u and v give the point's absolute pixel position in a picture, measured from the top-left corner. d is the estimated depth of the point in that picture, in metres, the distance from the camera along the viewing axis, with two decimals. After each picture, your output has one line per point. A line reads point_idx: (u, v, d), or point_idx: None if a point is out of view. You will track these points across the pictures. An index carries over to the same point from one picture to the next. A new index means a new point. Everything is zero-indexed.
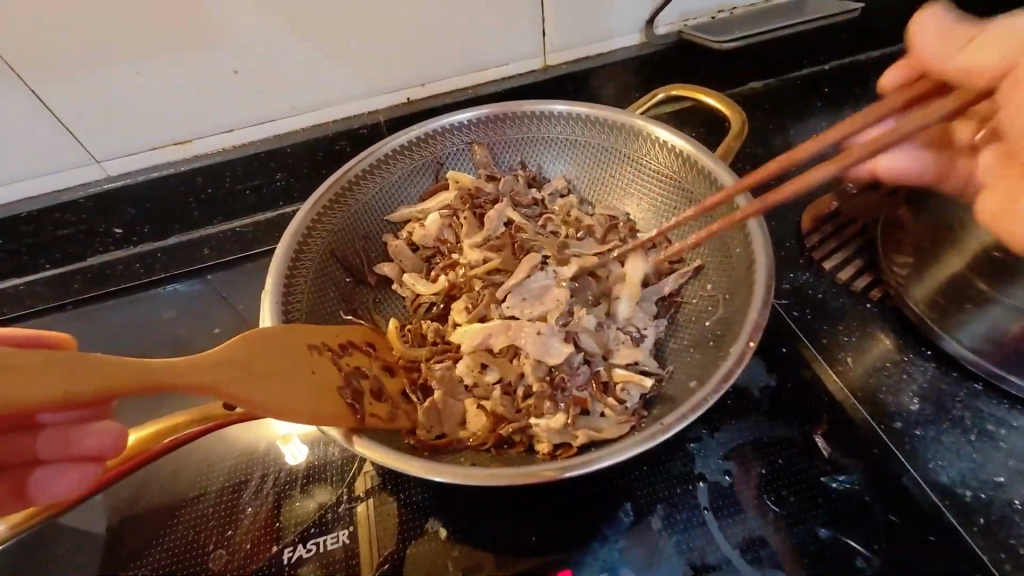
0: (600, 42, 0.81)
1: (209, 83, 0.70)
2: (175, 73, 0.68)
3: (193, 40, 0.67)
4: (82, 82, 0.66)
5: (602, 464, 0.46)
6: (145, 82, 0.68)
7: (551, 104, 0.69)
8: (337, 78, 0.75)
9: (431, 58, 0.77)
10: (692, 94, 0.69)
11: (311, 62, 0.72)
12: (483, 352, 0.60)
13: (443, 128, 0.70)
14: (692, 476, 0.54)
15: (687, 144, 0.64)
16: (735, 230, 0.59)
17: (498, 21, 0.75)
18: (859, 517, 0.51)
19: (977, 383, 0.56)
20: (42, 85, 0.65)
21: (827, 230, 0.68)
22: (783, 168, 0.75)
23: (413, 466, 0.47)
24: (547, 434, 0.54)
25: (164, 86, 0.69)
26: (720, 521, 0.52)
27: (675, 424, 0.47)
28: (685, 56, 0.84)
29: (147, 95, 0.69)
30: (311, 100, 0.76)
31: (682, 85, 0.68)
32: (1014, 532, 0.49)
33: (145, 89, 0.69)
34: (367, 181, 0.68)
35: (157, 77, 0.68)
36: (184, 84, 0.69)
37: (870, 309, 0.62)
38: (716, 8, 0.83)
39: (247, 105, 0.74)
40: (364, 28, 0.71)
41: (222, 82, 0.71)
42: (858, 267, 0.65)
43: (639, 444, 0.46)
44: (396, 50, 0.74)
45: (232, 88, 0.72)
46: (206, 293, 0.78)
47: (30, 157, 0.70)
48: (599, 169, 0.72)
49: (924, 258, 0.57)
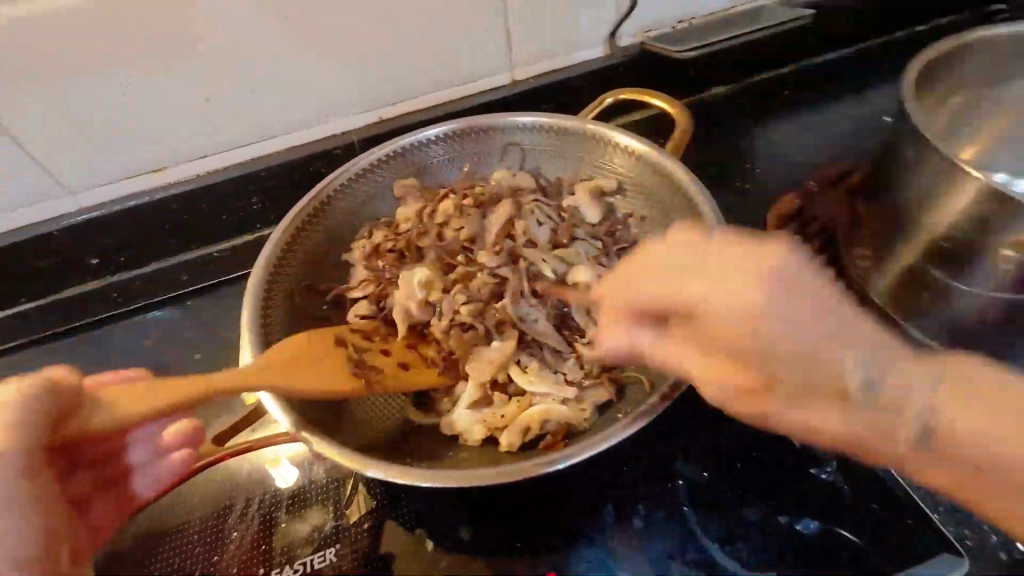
0: (567, 55, 0.84)
1: (210, 78, 0.70)
2: (173, 72, 0.68)
3: (202, 35, 0.67)
4: (79, 81, 0.66)
5: (570, 462, 0.46)
6: (144, 78, 0.68)
7: (515, 116, 0.70)
8: (327, 83, 0.76)
9: (416, 65, 0.78)
10: (640, 97, 0.72)
11: (316, 60, 0.73)
12: (456, 322, 0.60)
13: (410, 145, 0.71)
14: (671, 475, 0.55)
15: (641, 144, 0.66)
16: (692, 217, 0.61)
17: (495, 22, 0.77)
18: (818, 511, 0.52)
19: None
20: (33, 83, 0.64)
21: (791, 228, 0.72)
22: (746, 170, 0.81)
23: (386, 471, 0.47)
24: (517, 430, 0.53)
25: (163, 83, 0.69)
26: (700, 516, 0.53)
27: (635, 421, 0.48)
28: (650, 65, 0.87)
29: (149, 94, 0.69)
30: (303, 105, 0.76)
31: (629, 89, 0.70)
32: (974, 509, 0.51)
33: (144, 84, 0.68)
34: (338, 203, 0.69)
35: (155, 77, 0.68)
36: (183, 80, 0.69)
37: (835, 302, 0.66)
38: (676, 18, 0.86)
39: (242, 106, 0.74)
40: (361, 24, 0.72)
41: (222, 83, 0.71)
42: (823, 263, 0.68)
43: (604, 440, 0.47)
44: (370, 56, 0.75)
45: (228, 89, 0.72)
46: (182, 319, 0.78)
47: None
48: (567, 173, 0.73)
49: (883, 253, 0.61)
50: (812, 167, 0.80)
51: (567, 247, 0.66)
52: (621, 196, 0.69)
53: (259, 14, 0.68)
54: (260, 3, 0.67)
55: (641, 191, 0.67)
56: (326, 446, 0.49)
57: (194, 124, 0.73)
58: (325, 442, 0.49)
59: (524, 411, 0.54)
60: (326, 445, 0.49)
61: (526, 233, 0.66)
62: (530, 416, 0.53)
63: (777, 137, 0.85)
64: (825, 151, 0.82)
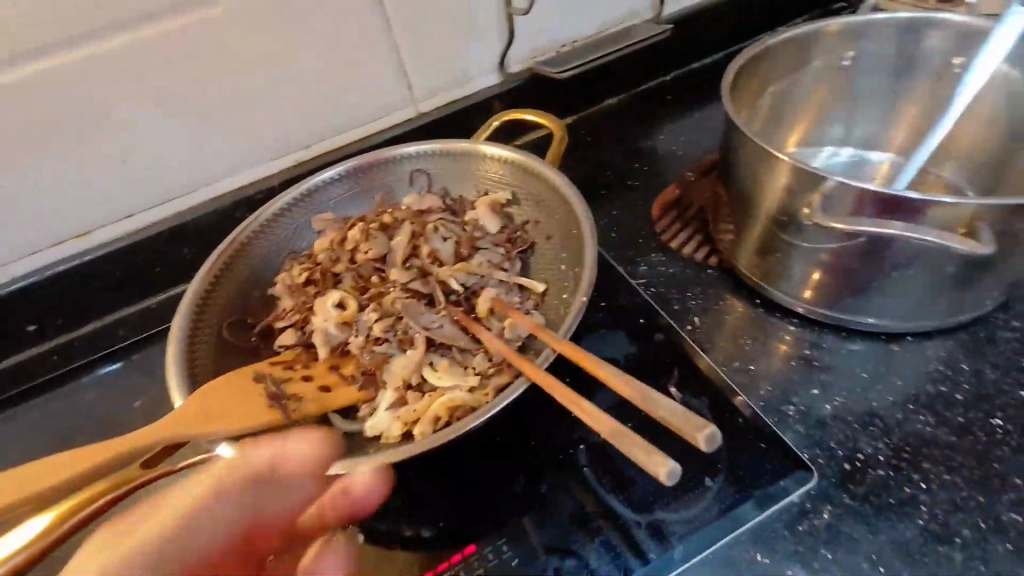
0: (463, 86, 0.93)
1: (121, 158, 0.77)
2: (84, 156, 0.75)
3: (106, 119, 0.74)
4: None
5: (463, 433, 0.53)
6: (56, 164, 0.74)
7: (409, 146, 0.78)
8: (235, 138, 0.82)
9: (320, 109, 0.85)
10: (518, 116, 0.81)
11: (218, 122, 0.80)
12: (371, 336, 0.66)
13: (319, 183, 0.78)
14: (572, 440, 0.59)
15: (520, 157, 0.75)
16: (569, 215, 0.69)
17: (382, 66, 0.85)
18: (699, 451, 0.55)
19: (794, 319, 0.68)
20: None
21: (673, 216, 0.81)
22: (635, 170, 0.90)
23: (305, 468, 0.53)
24: (427, 420, 0.59)
25: (76, 166, 0.75)
26: (599, 473, 0.57)
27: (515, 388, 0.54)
28: (541, 87, 0.97)
29: (64, 178, 0.75)
30: (214, 162, 0.82)
31: (508, 110, 0.79)
32: (831, 430, 0.57)
33: (57, 170, 0.74)
34: (257, 243, 0.75)
35: (67, 163, 0.74)
36: (95, 162, 0.75)
37: (712, 274, 0.74)
38: (558, 44, 0.96)
39: (154, 175, 0.80)
40: (257, 86, 0.79)
41: (132, 160, 0.77)
42: (699, 242, 0.77)
43: (490, 411, 0.53)
44: (285, 107, 0.82)
45: (140, 164, 0.78)
46: (129, 373, 0.83)
47: None
48: (466, 190, 0.80)
49: (740, 226, 0.69)
50: (691, 160, 0.90)
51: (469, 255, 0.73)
52: (513, 204, 0.77)
53: (156, 95, 0.75)
54: (157, 87, 0.74)
55: (529, 197, 0.75)
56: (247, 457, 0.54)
57: (114, 199, 0.79)
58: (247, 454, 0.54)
59: (434, 403, 0.60)
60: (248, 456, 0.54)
61: (429, 247, 0.73)
62: (439, 406, 0.59)
63: (661, 138, 0.95)
64: (703, 145, 0.92)
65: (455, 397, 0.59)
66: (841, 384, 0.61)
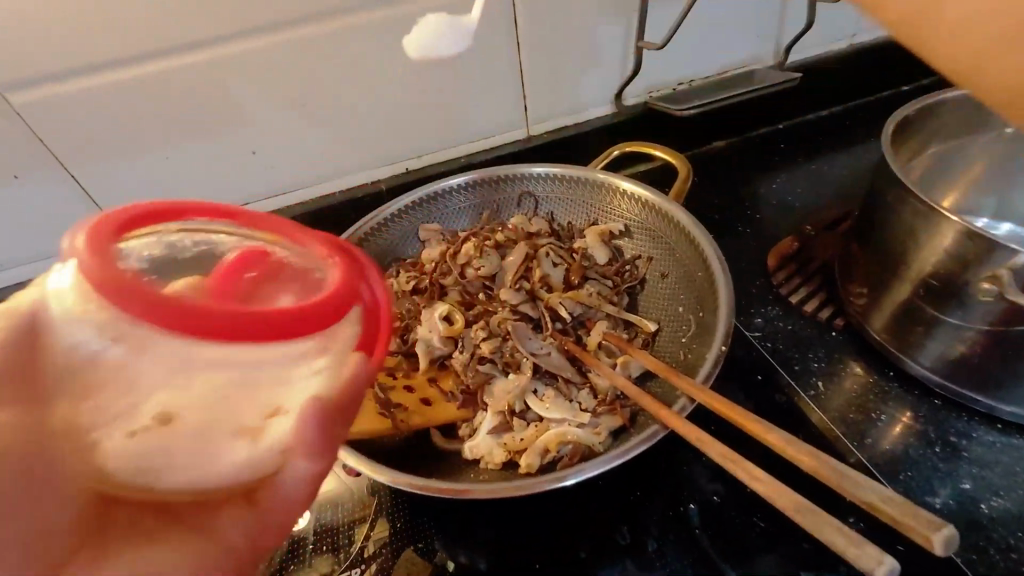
0: (575, 112, 0.90)
1: (239, 162, 0.76)
2: (206, 152, 0.74)
3: (232, 118, 0.73)
4: (116, 155, 0.70)
5: (574, 480, 0.49)
6: (181, 158, 0.73)
7: (531, 166, 0.77)
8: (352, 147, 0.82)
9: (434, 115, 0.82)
10: (645, 148, 0.78)
11: (336, 134, 0.79)
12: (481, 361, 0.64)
13: (439, 191, 0.77)
14: (683, 498, 0.55)
15: (655, 198, 0.70)
16: (694, 256, 0.65)
17: (496, 83, 0.82)
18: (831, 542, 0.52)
19: (937, 399, 0.62)
20: (82, 157, 0.69)
21: (792, 268, 0.76)
22: (748, 216, 0.86)
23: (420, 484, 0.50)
24: (535, 454, 0.56)
25: (200, 161, 0.74)
26: (713, 538, 0.53)
27: (644, 440, 0.50)
28: (654, 122, 0.93)
29: (184, 170, 0.74)
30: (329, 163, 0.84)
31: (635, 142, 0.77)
32: (983, 535, 0.52)
33: (180, 162, 0.73)
34: (369, 242, 0.74)
35: (191, 157, 0.74)
36: (216, 159, 0.75)
37: (836, 337, 0.68)
38: (676, 80, 0.93)
39: (267, 179, 0.79)
40: (377, 96, 0.77)
41: (244, 163, 0.77)
42: (821, 300, 0.72)
43: (612, 461, 0.49)
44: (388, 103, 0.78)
45: (255, 167, 0.78)
46: None
47: (53, 231, 0.74)
48: (580, 216, 0.78)
49: (876, 290, 0.64)
50: (810, 212, 0.86)
51: (581, 285, 0.71)
52: (622, 238, 0.75)
53: (274, 94, 0.73)
54: (279, 86, 0.72)
55: (642, 231, 0.73)
56: (358, 460, 0.52)
57: (228, 191, 0.78)
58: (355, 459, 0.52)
59: (543, 434, 0.57)
60: (358, 459, 0.52)
61: (540, 273, 0.71)
62: (547, 439, 0.56)
63: (780, 185, 0.91)
64: (827, 198, 0.88)
65: (567, 431, 0.56)
66: (998, 483, 0.55)
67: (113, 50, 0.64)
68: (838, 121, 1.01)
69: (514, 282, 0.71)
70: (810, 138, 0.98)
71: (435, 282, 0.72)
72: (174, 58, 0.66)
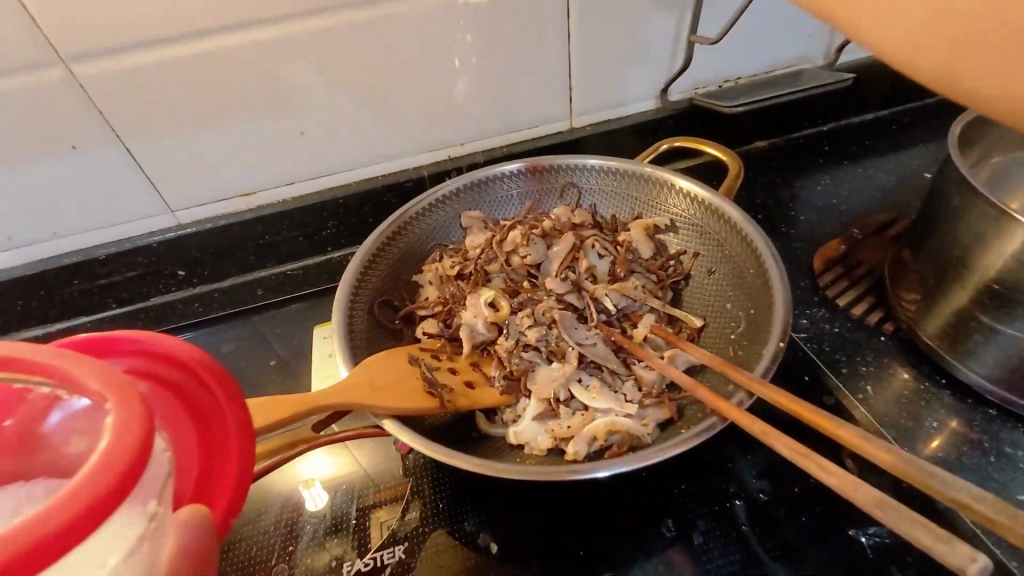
0: (620, 106, 0.89)
1: (289, 142, 0.77)
2: (257, 130, 0.75)
3: (286, 98, 0.73)
4: (171, 129, 0.72)
5: (623, 469, 0.48)
6: (234, 135, 0.74)
7: (580, 157, 0.76)
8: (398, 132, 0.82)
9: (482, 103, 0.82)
10: (693, 143, 0.77)
11: (385, 118, 0.79)
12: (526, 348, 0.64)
13: (486, 178, 0.77)
14: (728, 493, 0.55)
15: (708, 194, 0.69)
16: (747, 254, 0.64)
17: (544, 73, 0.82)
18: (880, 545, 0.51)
19: (991, 408, 0.60)
20: (140, 130, 0.71)
21: (839, 270, 0.75)
22: (790, 217, 0.85)
23: (473, 464, 0.50)
24: (582, 441, 0.56)
25: (251, 139, 0.75)
26: (759, 535, 0.53)
27: (699, 433, 0.49)
28: (698, 119, 0.93)
29: (236, 147, 0.75)
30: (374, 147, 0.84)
31: (685, 137, 0.76)
32: None
33: (232, 139, 0.74)
34: (415, 226, 0.75)
35: (242, 135, 0.75)
36: (266, 137, 0.76)
37: (885, 341, 0.67)
38: (722, 78, 0.92)
39: (314, 160, 0.80)
40: (427, 82, 0.77)
41: (293, 143, 0.77)
42: (869, 304, 0.71)
43: (665, 452, 0.48)
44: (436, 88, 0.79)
45: (303, 147, 0.78)
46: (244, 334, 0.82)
47: (106, 201, 0.75)
48: (625, 210, 0.78)
49: (931, 295, 0.63)
50: (856, 216, 0.85)
51: (627, 279, 0.70)
52: (670, 234, 0.74)
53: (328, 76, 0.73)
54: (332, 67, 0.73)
55: (690, 227, 0.72)
56: (408, 437, 0.53)
57: (276, 170, 0.79)
58: (405, 436, 0.53)
59: (590, 423, 0.57)
60: (409, 437, 0.53)
61: (586, 264, 0.71)
62: (596, 428, 0.57)
63: (824, 187, 0.90)
64: (873, 203, 0.86)
65: (616, 420, 0.57)
66: None
67: (177, 27, 0.65)
68: (884, 125, 0.99)
69: (559, 272, 0.70)
70: (856, 142, 0.97)
71: (479, 268, 0.72)
72: (234, 36, 0.67)
